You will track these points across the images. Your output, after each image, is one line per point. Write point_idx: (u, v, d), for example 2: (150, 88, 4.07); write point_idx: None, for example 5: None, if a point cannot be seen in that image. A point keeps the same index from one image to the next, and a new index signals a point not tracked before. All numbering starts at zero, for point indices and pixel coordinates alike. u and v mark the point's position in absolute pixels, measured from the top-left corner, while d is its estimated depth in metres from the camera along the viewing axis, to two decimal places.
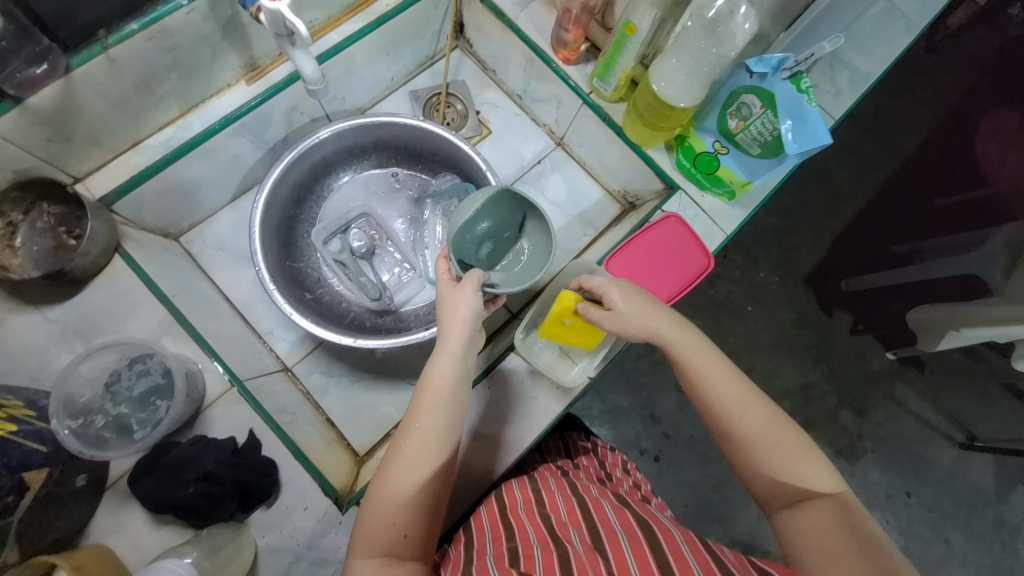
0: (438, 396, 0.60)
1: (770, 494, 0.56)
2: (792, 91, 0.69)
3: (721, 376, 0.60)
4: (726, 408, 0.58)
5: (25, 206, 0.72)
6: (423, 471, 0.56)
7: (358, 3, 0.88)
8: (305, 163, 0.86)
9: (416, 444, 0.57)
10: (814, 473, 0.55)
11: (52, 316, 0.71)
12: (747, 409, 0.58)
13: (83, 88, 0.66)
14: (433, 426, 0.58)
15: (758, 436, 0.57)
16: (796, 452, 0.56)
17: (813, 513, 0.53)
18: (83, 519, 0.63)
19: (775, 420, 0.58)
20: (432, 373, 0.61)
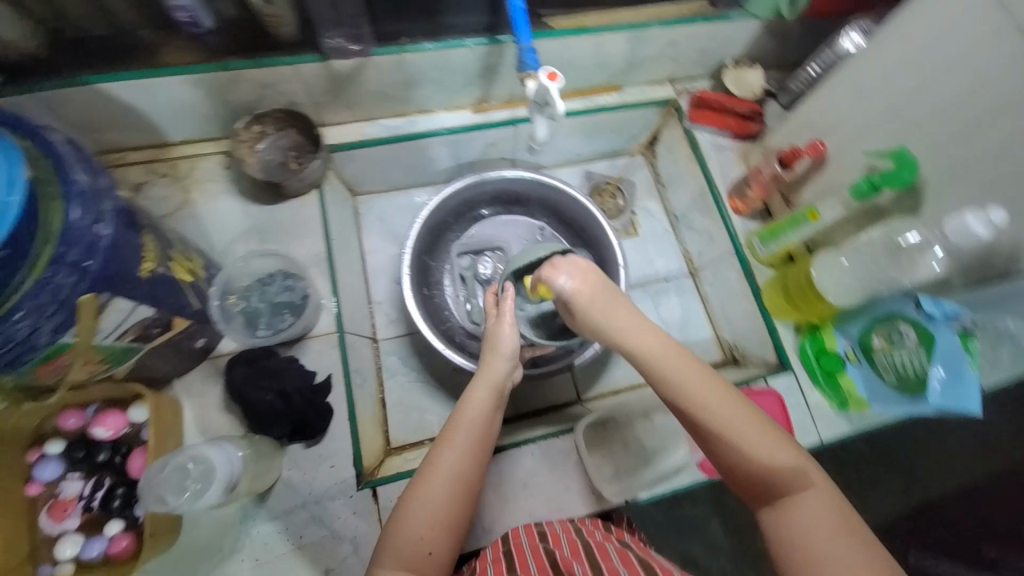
0: (477, 417, 0.58)
1: (754, 488, 0.49)
2: (955, 345, 0.66)
3: (675, 359, 0.51)
4: (693, 394, 0.50)
5: (281, 124, 0.87)
6: (454, 492, 0.54)
7: (586, 91, 1.02)
8: (480, 188, 0.98)
9: (452, 463, 0.55)
10: (791, 458, 0.49)
11: (249, 212, 0.87)
12: (703, 391, 0.50)
13: (370, 70, 0.82)
14: (469, 447, 0.57)
15: (729, 424, 0.49)
16: (770, 444, 0.49)
17: (807, 512, 0.47)
18: (181, 371, 0.74)
19: (742, 412, 0.50)
20: (473, 393, 0.60)
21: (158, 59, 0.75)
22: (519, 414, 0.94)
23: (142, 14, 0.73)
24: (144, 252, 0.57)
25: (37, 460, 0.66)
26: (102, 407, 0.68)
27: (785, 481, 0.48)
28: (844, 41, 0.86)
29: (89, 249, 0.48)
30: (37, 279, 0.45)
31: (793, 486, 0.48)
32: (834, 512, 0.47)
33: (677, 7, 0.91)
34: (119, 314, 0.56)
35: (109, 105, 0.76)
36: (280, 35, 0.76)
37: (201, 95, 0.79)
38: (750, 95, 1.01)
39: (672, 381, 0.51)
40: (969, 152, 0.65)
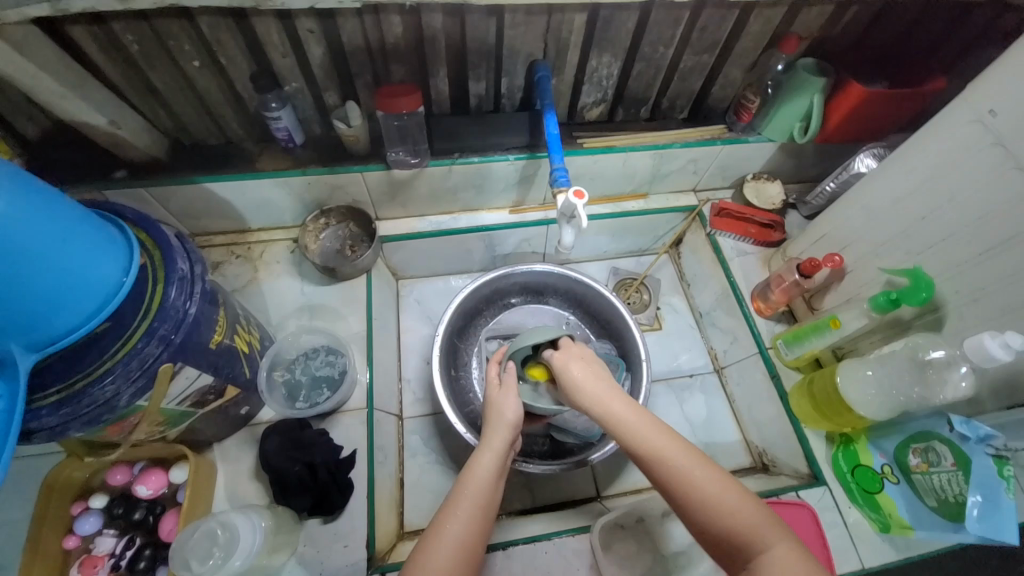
0: (483, 484, 0.59)
1: (722, 547, 0.49)
2: (991, 470, 0.62)
3: (634, 418, 0.56)
4: (649, 446, 0.54)
5: (342, 219, 1.02)
6: (458, 561, 0.54)
7: (614, 196, 1.12)
8: (512, 279, 1.06)
9: (459, 529, 0.55)
10: (745, 506, 0.49)
11: (305, 291, 0.98)
12: (658, 443, 0.54)
13: (424, 178, 0.96)
14: (475, 514, 0.57)
15: (681, 474, 0.52)
16: (723, 492, 0.50)
17: (770, 565, 0.45)
18: (223, 435, 0.80)
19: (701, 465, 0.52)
20: (479, 460, 0.61)
21: (253, 164, 0.91)
22: (538, 505, 0.93)
23: (247, 131, 0.91)
24: (217, 326, 0.66)
25: (81, 513, 0.71)
26: (147, 466, 0.74)
27: (747, 534, 0.48)
28: (859, 164, 0.93)
29: (176, 325, 0.57)
30: (130, 348, 0.54)
31: (756, 539, 0.47)
32: (801, 563, 0.45)
33: (696, 131, 1.00)
34: (185, 382, 0.63)
35: (207, 199, 0.91)
36: (354, 148, 0.91)
37: (281, 193, 0.94)
38: (770, 206, 1.06)
39: (632, 438, 0.55)
40: (984, 275, 0.67)
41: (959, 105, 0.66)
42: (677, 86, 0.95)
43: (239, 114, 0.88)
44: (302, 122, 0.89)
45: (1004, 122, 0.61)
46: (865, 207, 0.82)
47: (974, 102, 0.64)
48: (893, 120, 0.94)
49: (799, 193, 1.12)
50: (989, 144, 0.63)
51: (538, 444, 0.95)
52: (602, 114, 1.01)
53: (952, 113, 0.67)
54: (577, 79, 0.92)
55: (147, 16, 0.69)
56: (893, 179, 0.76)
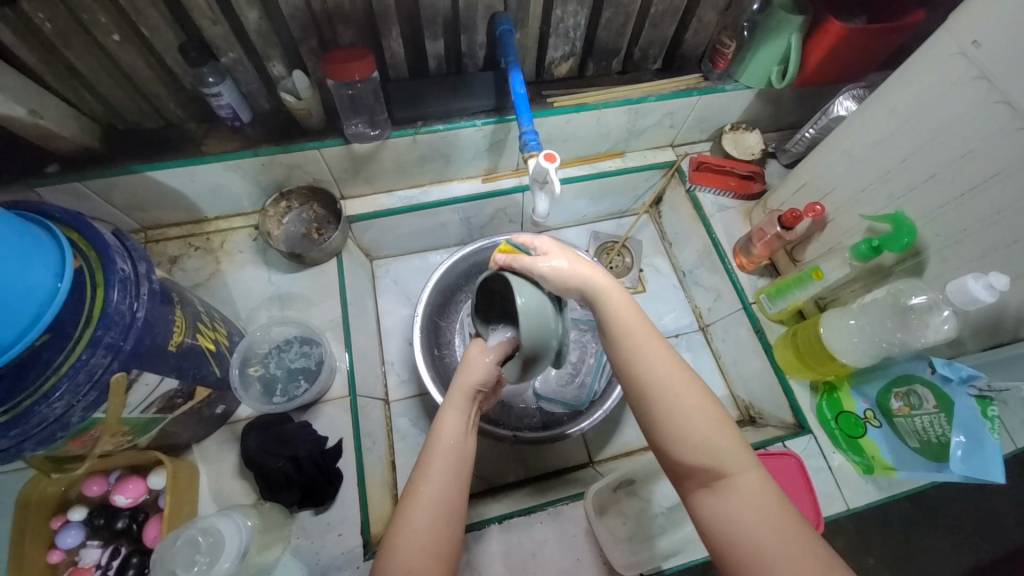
0: (451, 443, 0.60)
1: (690, 468, 0.51)
2: (975, 410, 0.63)
3: (641, 333, 0.57)
4: (644, 364, 0.55)
5: (304, 200, 0.96)
6: (439, 515, 0.54)
7: (589, 157, 1.07)
8: (488, 252, 1.01)
9: (438, 491, 0.56)
10: (730, 435, 0.51)
11: (272, 279, 0.93)
12: (656, 357, 0.55)
13: (388, 150, 0.90)
14: (449, 474, 0.57)
15: (672, 397, 0.53)
16: (709, 419, 0.52)
17: (738, 492, 0.48)
18: (201, 436, 0.77)
19: (687, 381, 0.54)
20: (447, 418, 0.62)
21: (198, 148, 0.84)
22: (533, 475, 0.94)
23: (188, 111, 0.83)
24: (175, 327, 0.62)
25: (61, 527, 0.68)
26: (125, 474, 0.71)
27: (719, 459, 0.50)
28: (838, 107, 0.90)
29: (124, 331, 0.52)
30: (74, 360, 0.49)
31: (725, 466, 0.50)
32: (768, 493, 0.48)
33: (669, 83, 0.96)
34: (145, 389, 0.59)
35: (154, 189, 0.85)
36: (308, 124, 0.84)
37: (234, 177, 0.87)
38: (749, 157, 1.03)
39: (633, 351, 0.56)
40: (965, 215, 0.66)
41: (941, 37, 0.62)
42: (649, 33, 0.90)
43: (176, 93, 0.80)
44: (247, 98, 0.82)
45: (986, 53, 0.58)
46: (845, 152, 0.80)
47: (956, 33, 0.61)
48: (874, 57, 0.90)
49: (777, 141, 1.09)
50: (971, 79, 0.61)
51: (528, 418, 0.93)
52: (571, 70, 0.95)
53: (932, 46, 0.64)
54: (543, 32, 0.86)
55: None
56: (876, 120, 0.73)
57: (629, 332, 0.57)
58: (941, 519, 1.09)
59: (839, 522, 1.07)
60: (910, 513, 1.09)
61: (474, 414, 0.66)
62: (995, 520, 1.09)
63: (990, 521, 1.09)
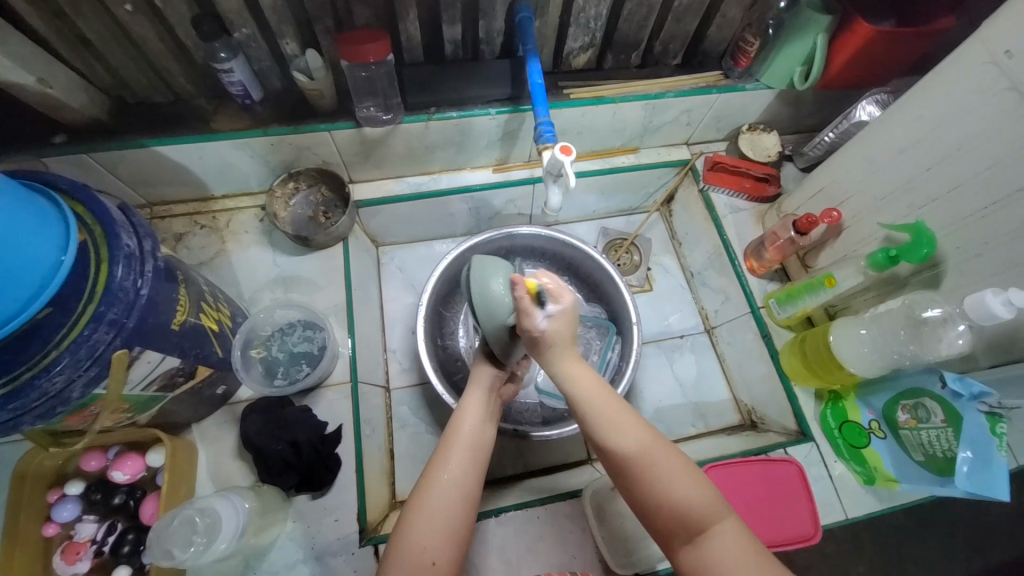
0: (472, 431, 0.60)
1: (669, 527, 0.51)
2: (983, 428, 0.61)
3: (600, 397, 0.54)
4: (612, 429, 0.53)
5: (312, 182, 0.95)
6: (457, 501, 0.54)
7: (602, 152, 1.06)
8: (496, 244, 1.00)
9: (457, 476, 0.56)
10: (699, 484, 0.51)
11: (277, 261, 0.92)
12: (627, 428, 0.52)
13: (400, 135, 0.88)
14: (469, 461, 0.57)
15: (649, 461, 0.51)
16: (679, 471, 0.51)
17: (719, 545, 0.48)
18: (201, 416, 0.77)
19: (649, 435, 0.53)
20: (468, 406, 0.62)
21: (207, 125, 0.82)
22: (531, 470, 0.93)
23: (198, 86, 0.82)
24: (178, 305, 0.61)
25: (57, 500, 0.68)
26: (123, 450, 0.70)
27: (700, 516, 0.49)
28: (860, 112, 0.88)
29: (127, 308, 0.52)
30: (77, 335, 0.49)
31: (704, 519, 0.49)
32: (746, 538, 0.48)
33: (689, 79, 0.94)
34: (147, 366, 0.58)
35: (161, 164, 0.83)
36: (319, 105, 0.83)
37: (242, 156, 0.86)
38: (765, 159, 1.01)
39: (600, 419, 0.53)
40: (987, 229, 0.64)
41: (974, 44, 0.60)
42: (672, 27, 0.87)
43: (187, 67, 0.79)
44: (258, 75, 0.81)
45: (1020, 63, 0.56)
46: (865, 158, 0.78)
47: (992, 40, 0.59)
48: (901, 62, 0.88)
49: (794, 144, 1.07)
50: (1003, 88, 0.59)
51: (530, 411, 0.93)
52: (589, 61, 0.93)
53: (964, 53, 0.62)
54: (563, 21, 0.84)
55: None
56: (900, 126, 0.71)
57: (592, 400, 0.54)
58: (937, 532, 1.08)
59: (834, 530, 1.07)
60: (906, 524, 1.09)
61: (496, 404, 0.66)
62: (991, 535, 1.09)
63: (985, 536, 1.09)
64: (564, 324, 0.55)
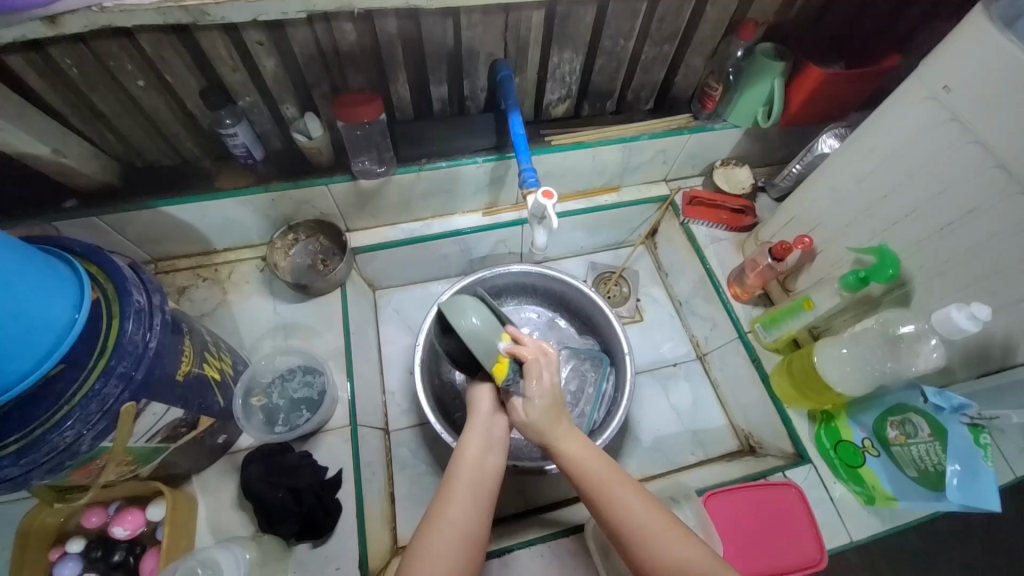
0: (472, 472, 0.61)
1: None
2: (968, 439, 0.64)
3: (594, 459, 0.61)
4: (606, 495, 0.58)
5: (311, 233, 0.99)
6: (458, 541, 0.55)
7: (586, 192, 1.12)
8: (489, 282, 1.03)
9: (459, 519, 0.57)
10: (697, 549, 0.55)
11: (277, 310, 0.95)
12: (618, 485, 0.59)
13: (394, 186, 0.94)
14: (469, 500, 0.59)
15: (647, 529, 0.56)
16: (677, 538, 0.55)
17: None
18: (202, 467, 0.77)
19: (644, 501, 0.58)
20: (467, 445, 0.64)
21: (211, 184, 0.88)
22: (533, 507, 0.93)
23: (204, 150, 0.88)
24: (183, 356, 0.64)
25: (59, 558, 0.67)
26: (124, 505, 0.71)
27: None
28: (822, 145, 0.95)
29: (137, 361, 0.54)
30: (88, 390, 0.51)
31: None
32: None
33: (661, 122, 1.01)
34: (151, 418, 0.60)
35: (167, 223, 0.88)
36: (317, 161, 0.89)
37: (244, 211, 0.91)
38: (739, 191, 1.07)
39: (596, 485, 0.59)
40: (945, 249, 0.69)
41: (911, 83, 0.67)
42: (641, 77, 0.95)
43: (194, 133, 0.85)
44: (260, 137, 0.87)
45: (957, 97, 0.62)
46: (828, 188, 0.84)
47: (925, 81, 0.65)
48: (852, 99, 0.96)
49: (766, 176, 1.14)
50: (945, 120, 0.65)
51: (529, 447, 0.93)
52: (567, 110, 1.00)
53: (904, 91, 0.68)
54: (541, 77, 0.92)
55: (85, 38, 0.66)
56: (856, 158, 0.77)
57: (588, 464, 0.60)
58: (949, 553, 1.07)
59: (843, 556, 1.05)
60: (916, 546, 1.07)
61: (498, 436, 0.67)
62: (1005, 553, 1.07)
63: (999, 555, 1.07)
64: (552, 411, 0.62)
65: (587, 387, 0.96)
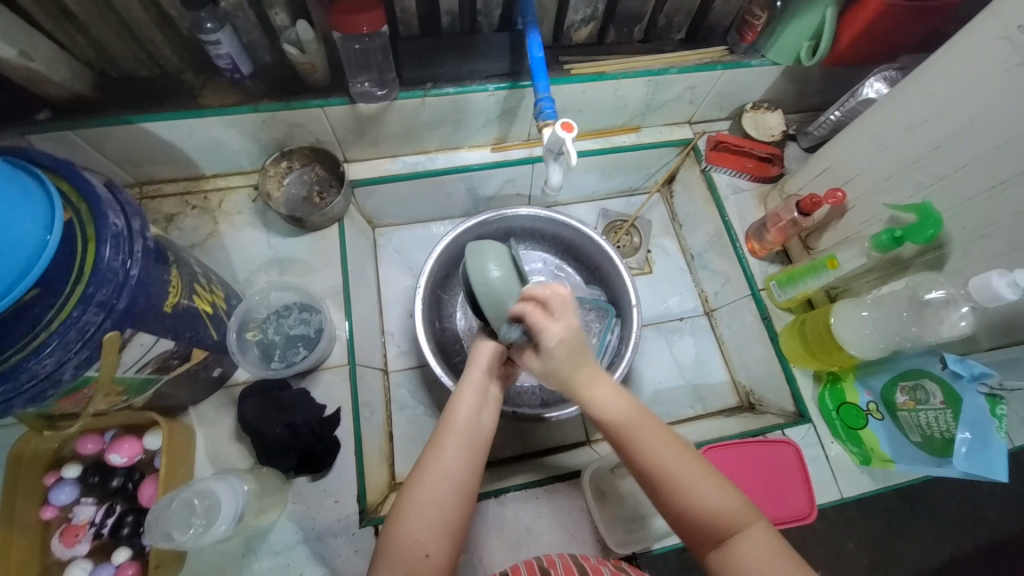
0: (465, 422, 0.59)
1: (698, 531, 0.51)
2: (982, 409, 0.62)
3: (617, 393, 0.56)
4: (626, 426, 0.54)
5: (306, 161, 0.92)
6: (450, 492, 0.54)
7: (603, 130, 1.03)
8: (495, 225, 0.98)
9: (451, 462, 0.55)
10: (726, 495, 0.51)
11: (271, 244, 0.91)
12: (641, 427, 0.54)
13: (396, 113, 0.86)
14: (463, 447, 0.57)
15: (673, 466, 0.52)
16: (706, 482, 0.51)
17: (749, 547, 0.48)
18: (197, 399, 0.76)
19: (672, 440, 0.54)
20: (462, 396, 0.61)
21: (194, 100, 0.79)
22: (530, 452, 0.94)
23: (185, 60, 0.78)
24: (169, 288, 0.60)
25: (54, 483, 0.68)
26: (120, 434, 0.70)
27: (727, 520, 0.50)
28: (867, 90, 0.86)
29: (117, 289, 0.50)
30: (66, 317, 0.47)
31: (732, 523, 0.50)
32: (775, 543, 0.48)
33: (694, 54, 0.91)
34: (139, 349, 0.57)
35: (148, 142, 0.81)
36: (311, 80, 0.80)
37: (233, 133, 0.83)
38: (768, 138, 0.99)
39: (615, 418, 0.55)
40: (994, 211, 0.63)
41: (991, 17, 0.58)
42: None
43: (173, 40, 0.75)
44: (247, 47, 0.77)
45: None
46: (872, 137, 0.77)
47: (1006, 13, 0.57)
48: (910, 37, 0.86)
49: (799, 123, 1.05)
50: (1014, 65, 0.57)
51: (528, 394, 0.93)
52: (591, 35, 0.90)
53: (975, 29, 0.60)
54: None
55: None
56: (909, 105, 0.70)
57: (607, 399, 0.56)
58: (925, 512, 1.10)
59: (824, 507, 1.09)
60: (894, 503, 1.10)
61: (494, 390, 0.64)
62: (976, 511, 1.12)
63: (971, 515, 1.11)
64: (570, 350, 0.55)
65: None
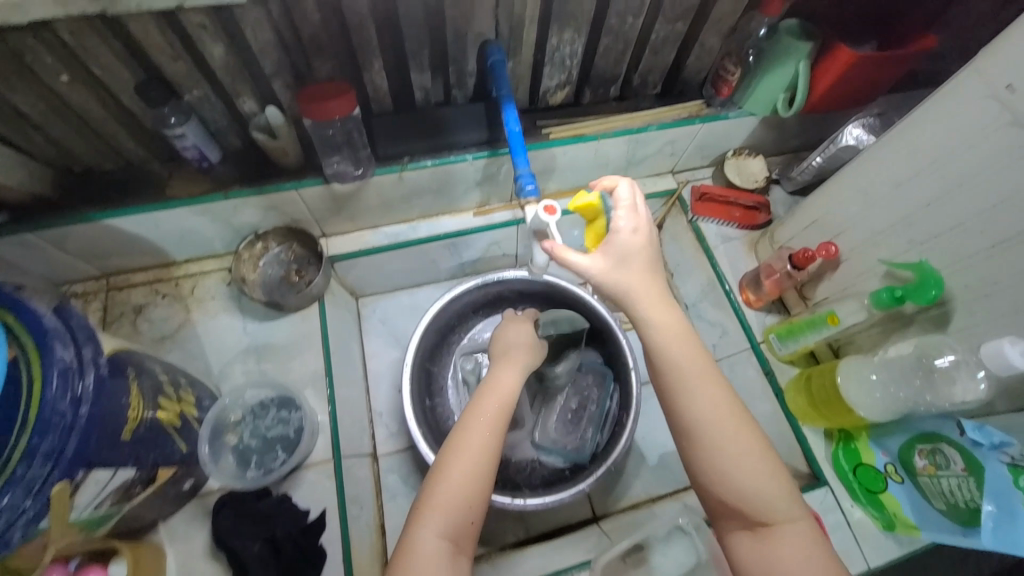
0: (490, 405, 0.61)
1: (737, 517, 0.51)
2: (1007, 481, 0.57)
3: (681, 342, 0.53)
4: (686, 389, 0.52)
5: (282, 240, 0.89)
6: (474, 479, 0.55)
7: (587, 186, 1.02)
8: (482, 291, 0.94)
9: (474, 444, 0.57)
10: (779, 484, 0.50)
11: (248, 330, 0.86)
12: (704, 394, 0.51)
13: (373, 189, 0.83)
14: (488, 428, 0.59)
15: (728, 440, 0.50)
16: (763, 468, 0.50)
17: (789, 542, 0.48)
18: (168, 514, 0.70)
19: (737, 410, 0.52)
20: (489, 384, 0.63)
21: (161, 191, 0.76)
22: (533, 535, 0.88)
23: (150, 151, 0.76)
24: (129, 412, 0.55)
25: None
26: (84, 562, 0.59)
27: (772, 509, 0.49)
28: (847, 136, 0.86)
29: (65, 433, 0.45)
30: (10, 474, 0.43)
31: (774, 516, 0.49)
32: (815, 545, 0.48)
33: (670, 109, 0.90)
34: (95, 486, 0.52)
35: (114, 236, 0.77)
36: (283, 162, 0.78)
37: (203, 221, 0.80)
38: (751, 185, 0.99)
39: (675, 373, 0.52)
40: (996, 269, 0.61)
41: (969, 79, 0.57)
42: (649, 60, 0.84)
43: (137, 134, 0.73)
44: (214, 135, 0.75)
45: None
46: (859, 191, 0.75)
47: (985, 74, 0.56)
48: (884, 82, 0.86)
49: (781, 166, 1.04)
50: (1002, 126, 0.56)
51: (529, 472, 0.87)
52: (566, 97, 0.89)
53: (956, 88, 0.59)
54: (538, 59, 0.80)
55: None
56: (892, 161, 0.69)
57: (677, 353, 0.53)
58: None
59: None
60: None
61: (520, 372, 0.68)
62: None
63: None
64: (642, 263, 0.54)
65: (590, 405, 0.88)
